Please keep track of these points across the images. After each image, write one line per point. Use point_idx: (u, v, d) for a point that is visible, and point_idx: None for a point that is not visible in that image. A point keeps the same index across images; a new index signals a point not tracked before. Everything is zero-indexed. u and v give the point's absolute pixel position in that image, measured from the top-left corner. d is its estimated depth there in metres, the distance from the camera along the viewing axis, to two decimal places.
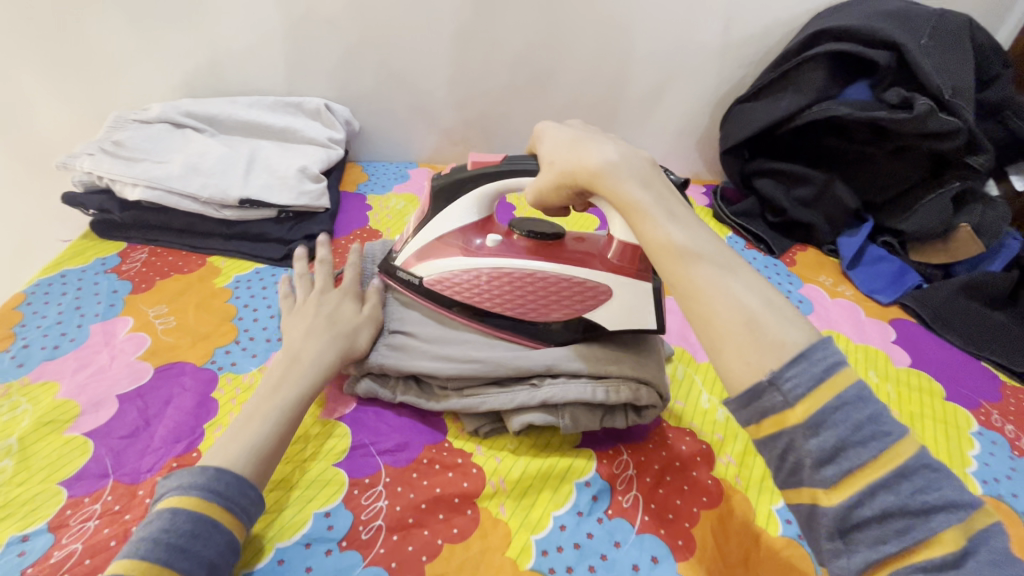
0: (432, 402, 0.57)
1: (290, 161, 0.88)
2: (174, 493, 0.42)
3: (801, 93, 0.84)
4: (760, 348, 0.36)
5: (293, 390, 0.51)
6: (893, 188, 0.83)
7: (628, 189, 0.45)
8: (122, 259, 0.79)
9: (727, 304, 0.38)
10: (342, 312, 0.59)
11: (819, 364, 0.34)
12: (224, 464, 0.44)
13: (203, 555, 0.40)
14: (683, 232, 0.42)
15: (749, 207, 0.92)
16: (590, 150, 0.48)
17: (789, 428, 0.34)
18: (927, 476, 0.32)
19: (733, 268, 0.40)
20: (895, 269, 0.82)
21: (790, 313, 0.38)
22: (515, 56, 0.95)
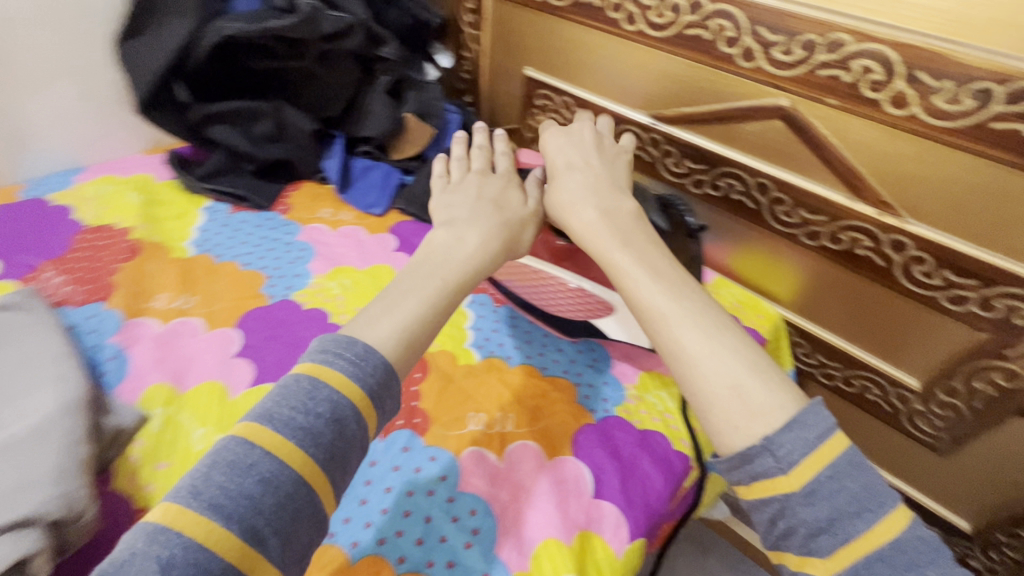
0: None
1: None
2: (387, 336, 0.41)
3: (183, 15, 0.68)
4: (747, 413, 0.39)
5: (452, 275, 0.47)
6: (341, 97, 0.79)
7: (612, 253, 0.49)
8: None
9: (711, 373, 0.41)
10: (506, 199, 0.56)
11: (810, 431, 0.37)
12: (375, 351, 0.39)
13: (321, 450, 0.34)
14: (671, 295, 0.45)
15: (217, 164, 0.76)
16: (573, 204, 0.54)
17: (784, 494, 0.37)
18: (928, 555, 0.34)
19: (716, 330, 0.43)
20: (381, 174, 0.80)
21: (778, 381, 0.41)
22: None
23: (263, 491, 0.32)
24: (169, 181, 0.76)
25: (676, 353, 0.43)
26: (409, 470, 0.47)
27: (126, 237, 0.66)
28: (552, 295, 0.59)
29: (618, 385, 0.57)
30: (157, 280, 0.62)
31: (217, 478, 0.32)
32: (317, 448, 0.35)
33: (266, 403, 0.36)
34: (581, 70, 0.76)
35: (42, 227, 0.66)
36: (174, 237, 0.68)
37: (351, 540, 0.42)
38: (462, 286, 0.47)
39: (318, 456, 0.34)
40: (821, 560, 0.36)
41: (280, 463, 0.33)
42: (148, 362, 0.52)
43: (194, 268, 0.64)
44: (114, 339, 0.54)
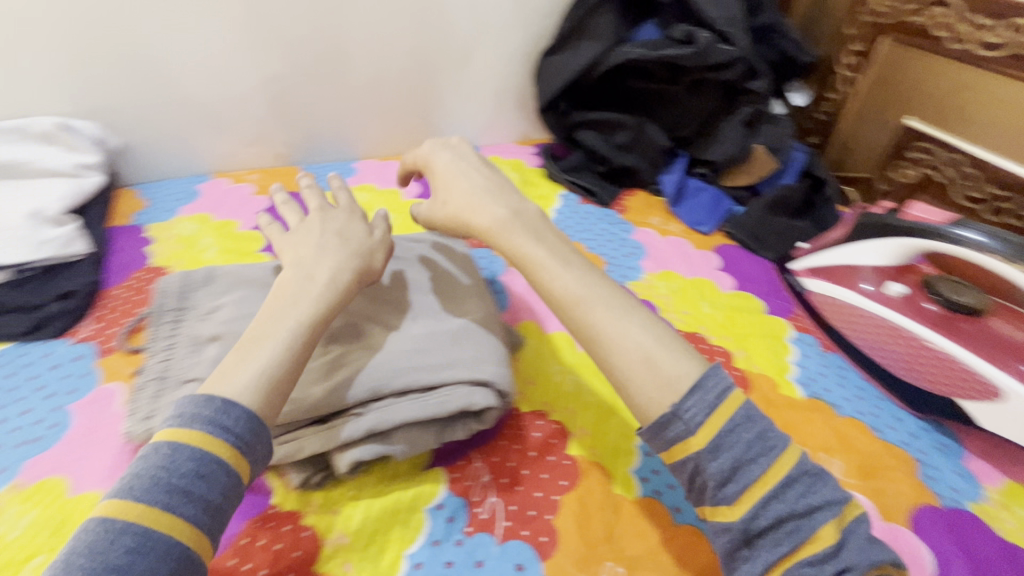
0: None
1: (17, 205, 0.67)
2: (195, 428, 0.38)
3: (598, 40, 0.83)
4: (658, 383, 0.42)
5: (304, 313, 0.46)
6: (696, 121, 0.86)
7: (526, 244, 0.50)
8: None
9: (630, 340, 0.44)
10: (353, 231, 0.55)
11: (711, 392, 0.41)
12: (187, 442, 0.38)
13: (209, 497, 0.37)
14: (579, 279, 0.47)
15: (576, 161, 0.91)
16: (481, 204, 0.54)
17: (694, 453, 0.40)
18: (808, 481, 0.38)
19: (628, 309, 0.46)
20: (712, 197, 0.86)
21: (682, 349, 0.44)
22: (290, 34, 0.80)
23: (138, 555, 0.33)
24: (536, 168, 0.94)
25: (594, 333, 0.45)
26: None
27: None
28: (907, 356, 0.60)
29: (975, 481, 0.53)
30: None
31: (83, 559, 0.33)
32: (167, 528, 0.35)
33: (89, 521, 0.35)
34: (991, 129, 0.71)
35: None
36: None
37: (674, 505, 0.48)
38: (318, 323, 0.46)
39: (200, 519, 0.36)
40: (729, 507, 0.39)
41: (146, 533, 0.34)
42: (522, 304, 0.67)
43: None
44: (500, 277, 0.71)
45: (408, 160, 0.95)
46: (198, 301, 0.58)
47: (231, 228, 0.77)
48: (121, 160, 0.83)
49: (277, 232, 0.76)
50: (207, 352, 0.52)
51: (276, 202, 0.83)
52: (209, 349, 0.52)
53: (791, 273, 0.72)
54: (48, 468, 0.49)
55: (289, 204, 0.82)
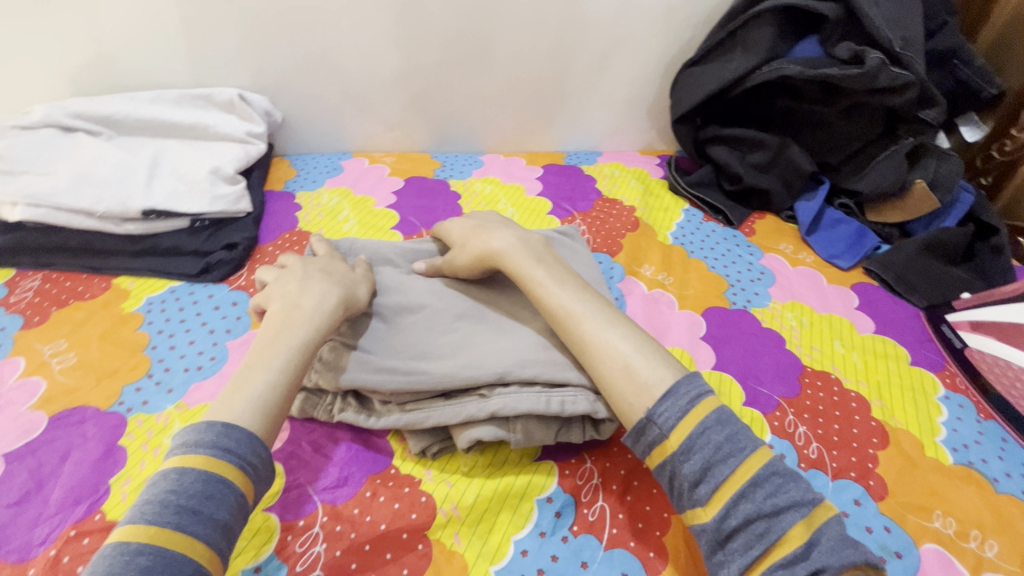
0: (367, 419, 0.51)
1: (200, 163, 0.76)
2: (201, 452, 0.39)
3: (750, 54, 0.79)
4: (635, 389, 0.44)
5: (296, 336, 0.47)
6: (847, 147, 0.81)
7: (527, 264, 0.54)
8: (10, 290, 0.66)
9: (616, 347, 0.47)
10: (335, 266, 0.56)
11: (683, 398, 0.42)
12: (196, 466, 0.38)
13: (218, 516, 0.37)
14: (573, 295, 0.51)
15: (703, 176, 0.87)
16: (494, 233, 0.58)
17: (670, 456, 0.41)
18: (777, 482, 0.39)
19: (612, 321, 0.49)
20: (854, 231, 0.80)
21: (663, 359, 0.46)
22: (441, 27, 0.83)
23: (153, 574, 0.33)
24: (661, 179, 0.92)
25: (585, 344, 0.48)
26: (861, 525, 0.47)
27: (632, 213, 0.82)
28: None
29: None
30: (646, 254, 0.76)
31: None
32: (179, 547, 0.35)
33: (104, 549, 0.35)
34: None
35: (578, 187, 0.87)
36: (662, 224, 0.82)
37: None
38: (307, 348, 0.47)
39: (213, 538, 0.37)
40: (703, 509, 0.40)
41: (160, 552, 0.34)
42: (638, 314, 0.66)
43: (673, 255, 0.76)
44: (617, 285, 0.70)
45: (532, 157, 0.96)
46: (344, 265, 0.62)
47: (369, 205, 0.82)
48: (281, 131, 0.92)
49: (408, 214, 0.80)
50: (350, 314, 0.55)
51: (407, 184, 0.87)
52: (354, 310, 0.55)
53: (948, 324, 0.67)
54: (206, 395, 0.56)
55: (420, 189, 0.86)
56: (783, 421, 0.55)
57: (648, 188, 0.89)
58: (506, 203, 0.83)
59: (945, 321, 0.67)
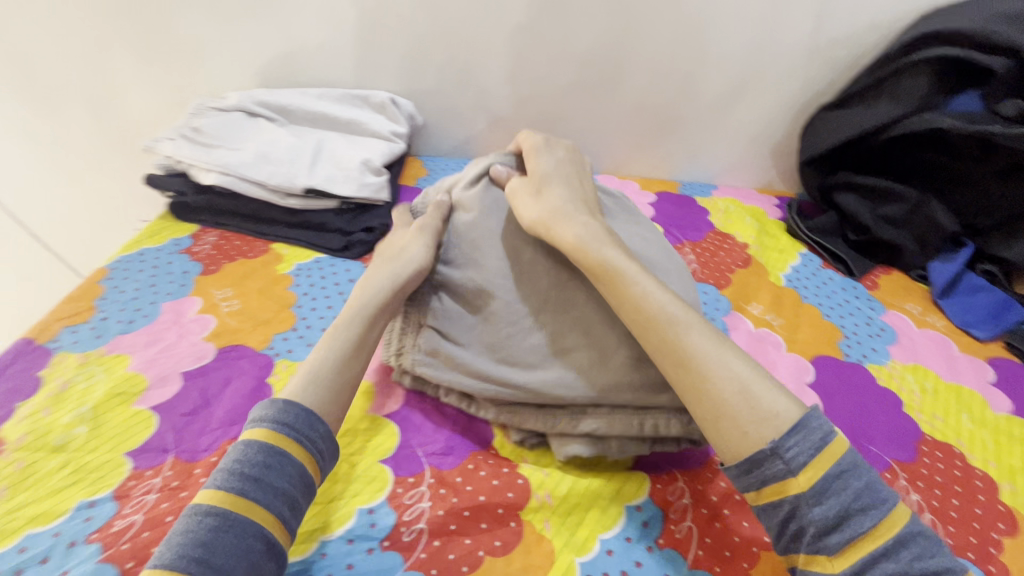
0: (466, 404, 0.56)
1: (353, 153, 0.86)
2: (264, 426, 0.44)
3: (898, 102, 0.77)
4: (753, 417, 0.42)
5: (348, 313, 0.53)
6: (1001, 212, 0.74)
7: (622, 261, 0.52)
8: (194, 241, 0.80)
9: (730, 369, 0.44)
10: (399, 236, 0.61)
11: (816, 434, 0.41)
12: (260, 438, 0.43)
13: (278, 484, 0.41)
14: (672, 302, 0.49)
15: (827, 223, 0.85)
16: (575, 220, 0.56)
17: (794, 495, 0.39)
18: (919, 543, 0.38)
19: (719, 341, 0.47)
20: (996, 302, 0.73)
21: (779, 389, 0.44)
22: (579, 50, 0.88)
23: (221, 533, 0.38)
24: (779, 219, 0.90)
25: (697, 362, 0.45)
26: None
27: (745, 250, 0.81)
28: None
29: None
30: (756, 292, 0.75)
31: (179, 540, 0.37)
32: (246, 510, 0.39)
33: (185, 511, 0.40)
34: None
35: (691, 217, 0.88)
36: (774, 264, 0.80)
37: None
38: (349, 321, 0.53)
39: (275, 505, 0.41)
40: (829, 558, 0.39)
41: (227, 514, 0.39)
42: (742, 348, 0.66)
43: (784, 297, 0.74)
44: (723, 317, 0.70)
45: (646, 183, 0.97)
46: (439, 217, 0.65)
47: None
48: (418, 133, 1.01)
49: None
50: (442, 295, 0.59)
51: None
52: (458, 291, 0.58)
53: None
54: None
55: None
56: (893, 484, 0.53)
57: (765, 226, 0.87)
58: None
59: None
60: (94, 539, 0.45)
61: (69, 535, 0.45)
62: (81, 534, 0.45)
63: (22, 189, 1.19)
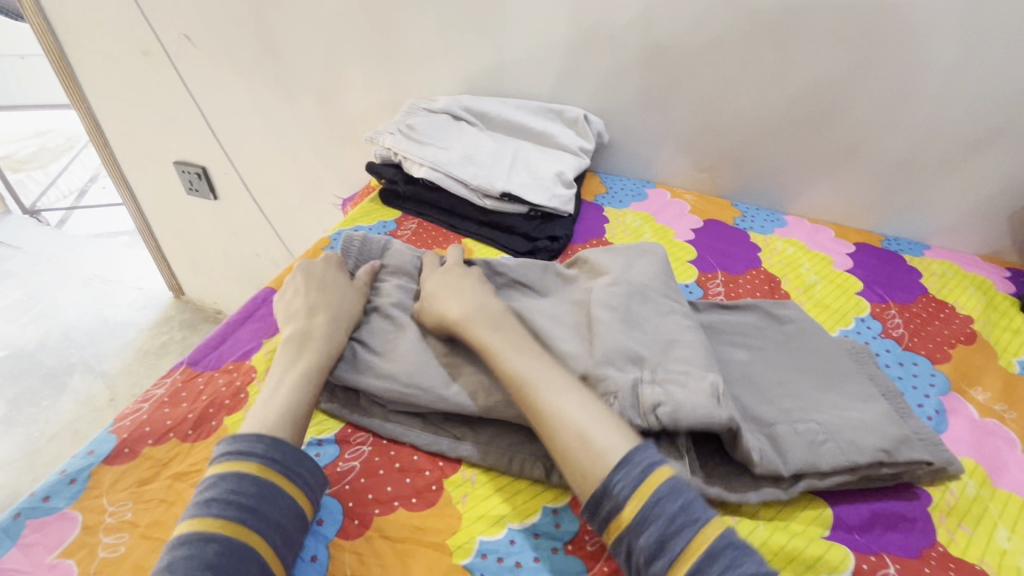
0: (353, 414, 0.56)
1: (545, 163, 0.91)
2: (253, 459, 0.44)
3: None
4: (589, 458, 0.45)
5: (293, 363, 0.54)
6: None
7: (484, 335, 0.55)
8: (397, 226, 0.88)
9: (567, 415, 0.47)
10: (336, 283, 0.64)
11: (637, 466, 0.43)
12: (247, 472, 0.44)
13: (272, 516, 0.43)
14: (530, 364, 0.51)
15: None
16: (458, 291, 0.60)
17: (625, 528, 0.42)
18: (731, 555, 0.40)
19: (568, 390, 0.49)
20: None
21: (612, 422, 0.47)
22: (793, 82, 0.84)
23: (225, 558, 0.39)
24: (1012, 295, 0.78)
25: (546, 415, 0.47)
26: None
27: (968, 324, 0.71)
28: None
29: None
30: (983, 374, 0.65)
31: (178, 568, 0.38)
32: (244, 538, 0.41)
33: (174, 540, 0.40)
34: None
35: (899, 276, 0.79)
36: (1006, 347, 0.69)
37: None
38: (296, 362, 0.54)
39: (272, 535, 0.42)
40: None
41: (227, 542, 0.40)
42: (965, 437, 0.58)
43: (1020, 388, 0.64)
44: (939, 397, 0.62)
45: (841, 231, 0.90)
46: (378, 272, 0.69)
47: (668, 235, 0.87)
48: (601, 151, 1.03)
49: (705, 253, 0.83)
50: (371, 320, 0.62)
51: (706, 225, 0.89)
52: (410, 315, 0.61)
53: None
54: None
55: (718, 233, 0.87)
56: None
57: (994, 301, 0.76)
58: (810, 269, 0.80)
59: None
60: None
61: None
62: None
63: (251, 160, 1.42)
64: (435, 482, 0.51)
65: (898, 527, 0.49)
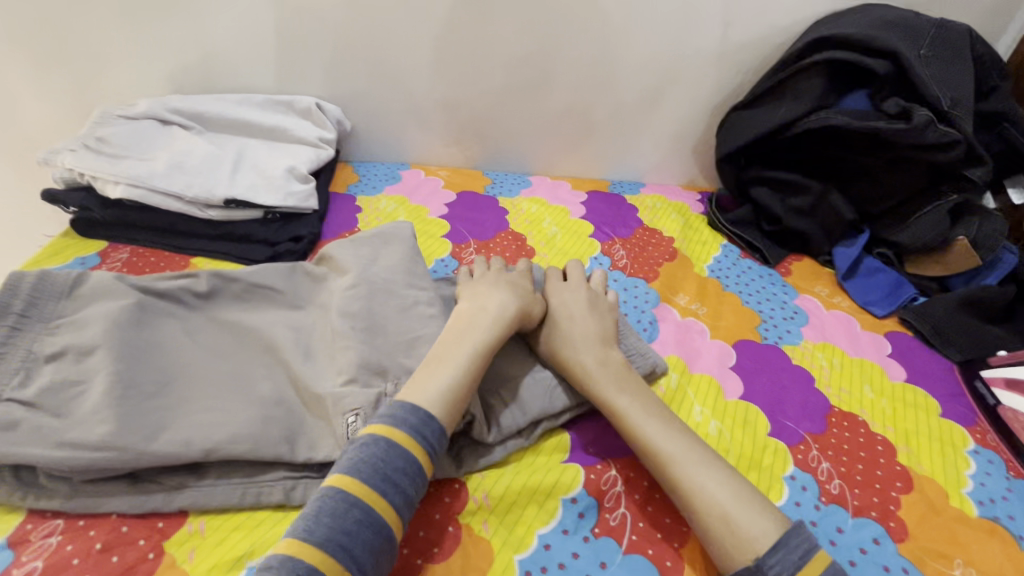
0: (29, 497, 0.47)
1: (277, 161, 0.84)
2: (404, 430, 0.45)
3: (799, 102, 0.82)
4: (738, 541, 0.43)
5: (473, 343, 0.53)
6: (890, 200, 0.82)
7: (614, 395, 0.53)
8: (101, 259, 0.74)
9: (710, 494, 0.46)
10: (520, 281, 0.63)
11: (795, 551, 0.42)
12: (398, 442, 0.45)
13: (408, 492, 0.44)
14: (665, 432, 0.50)
15: (744, 215, 0.90)
16: (581, 341, 0.57)
17: None
18: None
19: (708, 464, 0.48)
20: (891, 281, 0.81)
21: (760, 506, 0.45)
22: (504, 53, 0.89)
23: (362, 527, 0.41)
24: (701, 214, 0.95)
25: (685, 491, 0.47)
26: (879, 563, 0.49)
27: (671, 243, 0.85)
28: None
29: None
30: (682, 283, 0.79)
31: (326, 520, 0.40)
32: (383, 510, 0.42)
33: (324, 489, 0.42)
34: None
35: (620, 215, 0.91)
36: (698, 256, 0.85)
37: None
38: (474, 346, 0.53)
39: (402, 509, 0.43)
40: None
41: (369, 510, 0.41)
42: (668, 338, 0.69)
43: (708, 287, 0.79)
44: (652, 309, 0.73)
45: (577, 182, 1.00)
46: (48, 315, 0.57)
47: (422, 214, 0.87)
48: (347, 139, 0.99)
49: (457, 224, 0.85)
50: (43, 373, 0.52)
51: (459, 197, 0.92)
52: (96, 362, 0.52)
53: (982, 381, 0.68)
54: None
55: (470, 202, 0.91)
56: (807, 455, 0.57)
57: (689, 221, 0.92)
58: (551, 223, 0.87)
59: (980, 377, 0.68)
60: None
61: None
62: None
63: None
64: (151, 550, 0.46)
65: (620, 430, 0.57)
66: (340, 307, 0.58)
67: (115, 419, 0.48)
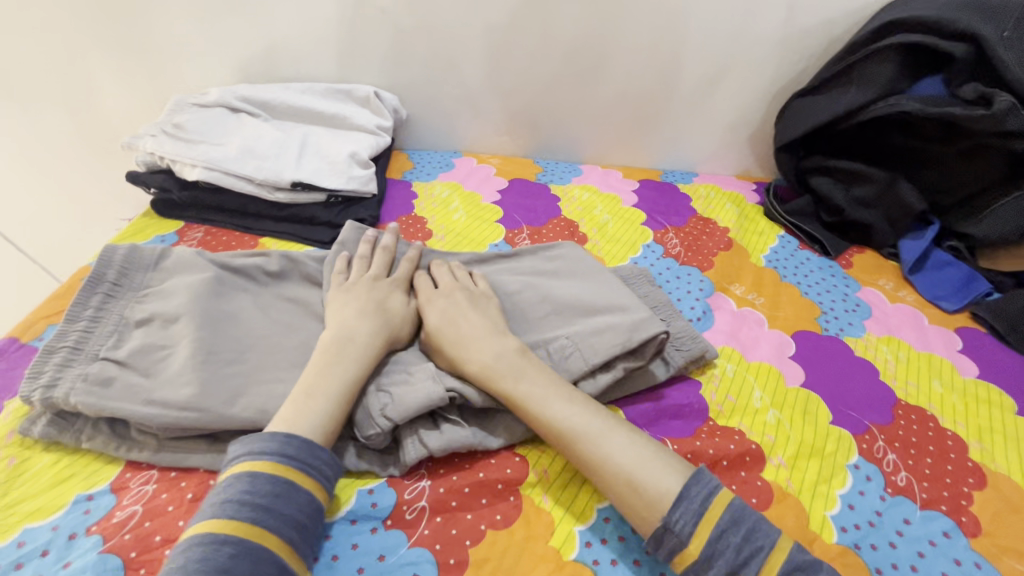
0: (124, 448, 0.51)
1: (339, 147, 0.87)
2: (267, 458, 0.44)
3: (867, 88, 0.79)
4: (648, 503, 0.44)
5: (341, 370, 0.51)
6: (964, 190, 0.78)
7: (508, 385, 0.51)
8: (179, 238, 0.79)
9: (618, 464, 0.46)
10: (392, 302, 0.59)
11: (694, 500, 0.43)
12: (263, 469, 0.43)
13: (287, 511, 0.42)
14: (567, 413, 0.49)
15: (803, 206, 0.88)
16: (473, 335, 0.55)
17: (691, 563, 0.42)
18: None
19: (609, 433, 0.48)
20: (963, 275, 0.77)
21: (663, 464, 0.46)
22: (559, 41, 0.89)
23: (240, 559, 0.39)
24: (757, 205, 0.93)
25: (595, 465, 0.47)
26: (949, 556, 0.48)
27: (725, 233, 0.84)
28: None
29: None
30: (738, 273, 0.77)
31: (194, 567, 0.38)
32: (260, 539, 0.40)
33: (190, 539, 0.40)
34: None
35: (672, 204, 0.90)
36: (756, 247, 0.83)
37: (876, 566, 0.47)
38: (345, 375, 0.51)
39: (287, 532, 0.41)
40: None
41: (243, 541, 0.39)
42: (724, 327, 0.68)
43: (765, 277, 0.77)
44: (706, 298, 0.72)
45: (628, 171, 1.00)
46: (137, 285, 0.61)
47: (476, 200, 0.89)
48: (402, 127, 1.02)
49: (511, 210, 0.87)
50: (135, 336, 0.56)
51: (511, 185, 0.93)
52: (181, 329, 0.56)
53: None
54: None
55: (522, 190, 0.92)
56: (872, 445, 0.56)
57: (744, 211, 0.91)
58: (603, 211, 0.87)
59: None
60: (93, 530, 0.47)
61: (69, 528, 0.47)
62: (81, 525, 0.47)
63: (9, 189, 1.19)
64: None
65: (679, 415, 0.57)
66: (405, 285, 0.60)
67: (199, 382, 0.52)
